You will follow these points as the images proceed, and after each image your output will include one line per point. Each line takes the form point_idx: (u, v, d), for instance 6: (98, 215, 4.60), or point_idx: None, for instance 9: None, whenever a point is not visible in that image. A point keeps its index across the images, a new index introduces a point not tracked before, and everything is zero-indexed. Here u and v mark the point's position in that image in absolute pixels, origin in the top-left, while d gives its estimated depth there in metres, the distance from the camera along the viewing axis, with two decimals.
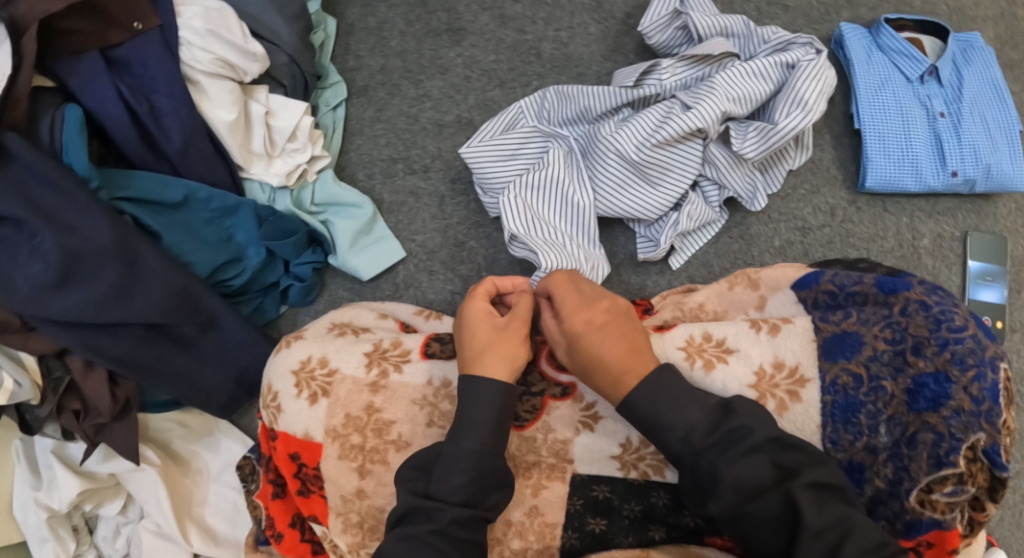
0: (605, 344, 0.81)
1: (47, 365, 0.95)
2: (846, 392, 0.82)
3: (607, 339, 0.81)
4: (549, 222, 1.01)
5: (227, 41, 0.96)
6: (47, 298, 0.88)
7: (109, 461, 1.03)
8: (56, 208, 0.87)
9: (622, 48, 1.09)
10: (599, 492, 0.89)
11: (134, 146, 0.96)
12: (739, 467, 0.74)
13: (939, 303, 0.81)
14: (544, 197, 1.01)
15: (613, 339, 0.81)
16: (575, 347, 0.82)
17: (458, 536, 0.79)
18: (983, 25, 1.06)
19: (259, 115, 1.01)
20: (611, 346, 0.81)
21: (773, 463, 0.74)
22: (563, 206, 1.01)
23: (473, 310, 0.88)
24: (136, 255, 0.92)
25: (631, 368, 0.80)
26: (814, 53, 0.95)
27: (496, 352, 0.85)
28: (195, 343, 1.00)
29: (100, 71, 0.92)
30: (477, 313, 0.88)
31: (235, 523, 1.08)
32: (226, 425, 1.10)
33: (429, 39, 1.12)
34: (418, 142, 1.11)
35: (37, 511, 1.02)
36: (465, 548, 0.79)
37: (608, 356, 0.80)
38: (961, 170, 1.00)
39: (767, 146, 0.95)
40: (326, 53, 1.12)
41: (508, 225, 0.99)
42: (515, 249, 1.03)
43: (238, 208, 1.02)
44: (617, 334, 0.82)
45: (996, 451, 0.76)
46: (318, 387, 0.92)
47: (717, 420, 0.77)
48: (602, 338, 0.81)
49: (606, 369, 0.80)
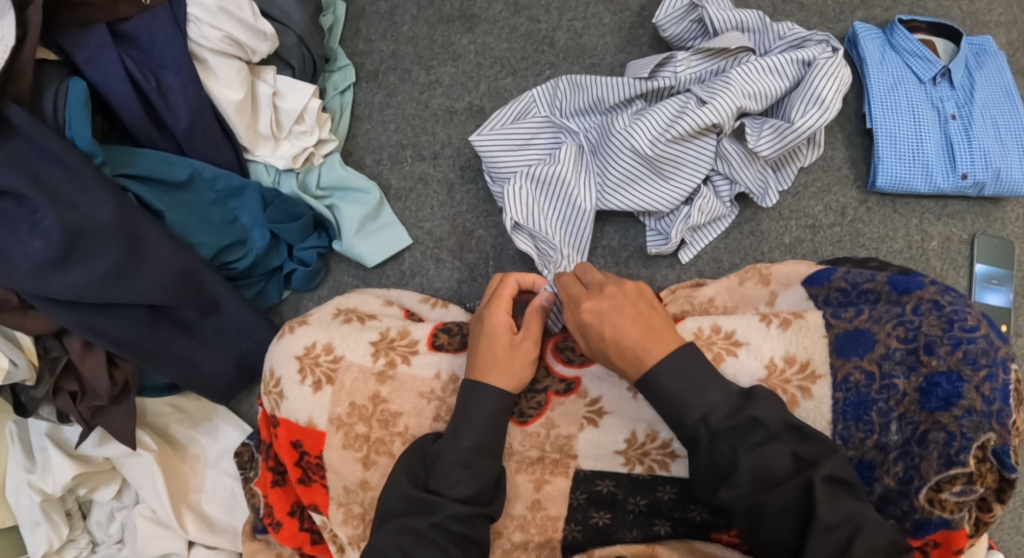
0: (615, 328, 0.80)
1: (43, 345, 0.93)
2: (858, 389, 0.82)
3: (613, 322, 0.80)
4: (550, 217, 1.01)
5: (236, 18, 0.93)
6: (48, 276, 0.86)
7: (105, 445, 1.01)
8: (58, 184, 0.85)
9: (636, 40, 1.09)
10: (604, 487, 0.88)
11: (139, 122, 0.93)
12: (751, 463, 0.73)
13: (952, 303, 0.81)
14: (548, 192, 1.01)
15: (623, 320, 0.80)
16: (591, 328, 0.82)
17: (456, 530, 0.78)
18: (995, 30, 1.07)
19: (267, 95, 0.99)
20: (621, 329, 0.80)
21: (787, 462, 0.74)
22: (566, 205, 1.01)
23: (494, 320, 0.87)
24: (139, 234, 0.90)
25: (651, 346, 0.79)
26: (830, 51, 0.94)
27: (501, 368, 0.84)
28: (197, 326, 0.98)
29: (107, 45, 0.89)
30: (499, 323, 0.87)
31: (232, 510, 1.06)
32: (225, 410, 1.08)
33: (440, 25, 1.11)
34: (428, 129, 1.10)
35: (30, 495, 0.99)
36: (461, 542, 0.79)
37: (620, 339, 0.80)
38: (971, 173, 1.00)
39: (782, 144, 0.94)
40: (335, 36, 1.10)
41: (511, 213, 1.00)
42: (518, 241, 1.02)
43: (243, 189, 1.00)
44: (624, 314, 0.81)
45: (1006, 452, 0.76)
46: (322, 373, 0.91)
47: (732, 412, 0.76)
48: (607, 325, 0.81)
49: (625, 349, 0.80)
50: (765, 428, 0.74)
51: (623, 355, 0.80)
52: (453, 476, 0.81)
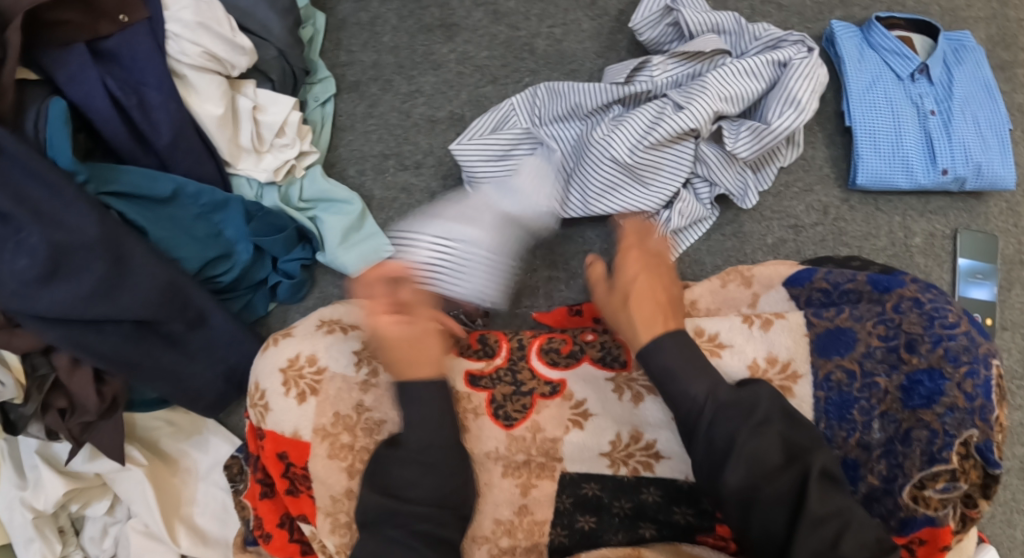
0: (649, 279, 0.83)
1: (31, 362, 0.94)
2: (840, 388, 0.82)
3: (649, 276, 0.84)
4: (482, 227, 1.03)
5: (216, 33, 0.95)
6: (33, 293, 0.86)
7: (94, 461, 1.01)
8: (42, 202, 0.86)
9: (615, 45, 1.09)
10: (589, 490, 0.89)
11: (121, 139, 0.94)
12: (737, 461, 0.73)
13: (932, 300, 0.81)
14: None
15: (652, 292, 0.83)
16: (628, 268, 0.85)
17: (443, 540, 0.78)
18: (974, 26, 1.07)
19: (247, 110, 1.00)
20: (653, 285, 0.83)
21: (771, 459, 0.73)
22: None
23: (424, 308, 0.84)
24: (123, 250, 0.90)
25: (671, 310, 0.81)
26: (806, 51, 0.95)
27: (415, 352, 0.81)
28: (184, 340, 0.99)
29: (87, 63, 0.90)
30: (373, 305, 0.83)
31: (224, 522, 1.06)
32: (215, 423, 1.09)
33: (421, 35, 1.11)
34: (410, 138, 1.11)
35: (22, 512, 1.00)
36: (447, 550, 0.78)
37: (649, 291, 0.82)
38: (952, 168, 1.00)
39: (760, 145, 0.94)
40: (315, 48, 1.10)
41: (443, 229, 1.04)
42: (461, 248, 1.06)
43: (226, 203, 1.01)
44: (659, 276, 0.84)
45: (989, 447, 0.76)
46: (307, 385, 0.91)
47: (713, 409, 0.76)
48: (644, 274, 0.84)
49: (650, 297, 0.82)
50: (756, 414, 0.75)
51: (644, 304, 0.81)
52: (408, 477, 0.78)
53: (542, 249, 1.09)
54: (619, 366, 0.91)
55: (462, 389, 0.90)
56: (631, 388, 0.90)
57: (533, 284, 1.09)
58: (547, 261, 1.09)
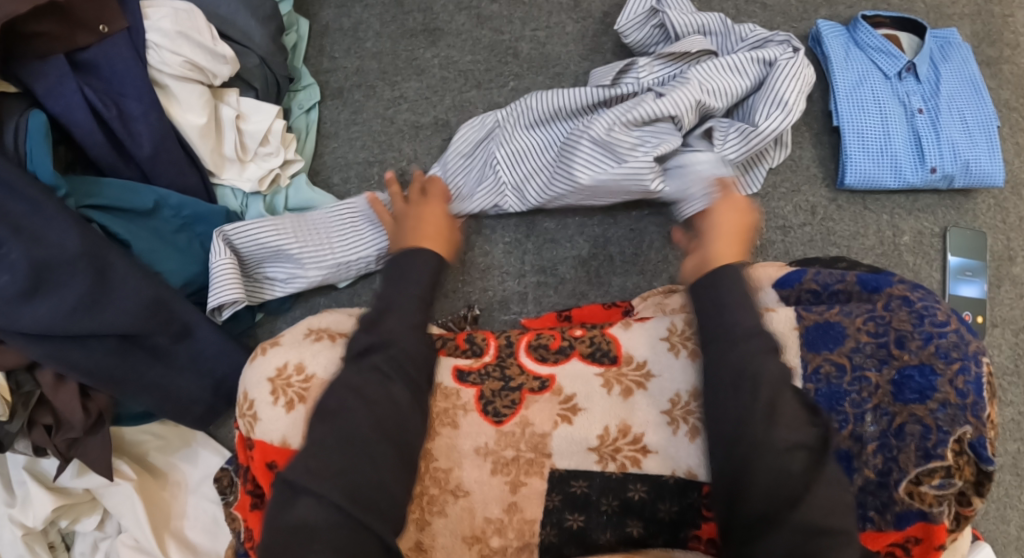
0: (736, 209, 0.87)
1: (15, 380, 0.92)
2: (829, 380, 0.81)
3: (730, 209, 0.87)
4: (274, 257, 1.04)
5: (196, 42, 0.95)
6: (16, 309, 0.86)
7: (83, 476, 1.00)
8: (22, 216, 0.85)
9: (599, 47, 1.09)
10: (578, 487, 0.89)
11: (102, 151, 0.93)
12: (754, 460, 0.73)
13: (922, 299, 0.82)
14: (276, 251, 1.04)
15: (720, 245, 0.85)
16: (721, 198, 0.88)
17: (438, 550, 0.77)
18: (959, 22, 1.07)
19: (230, 118, 1.00)
20: (730, 218, 0.86)
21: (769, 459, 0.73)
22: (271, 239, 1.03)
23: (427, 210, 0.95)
24: (105, 264, 0.90)
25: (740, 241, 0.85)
26: (791, 52, 0.95)
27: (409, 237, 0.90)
28: (169, 353, 0.97)
29: (66, 75, 0.90)
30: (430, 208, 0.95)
31: (214, 535, 1.05)
32: (204, 436, 1.08)
33: (404, 40, 1.11)
34: (394, 145, 1.09)
35: (11, 528, 0.99)
36: None
37: (729, 221, 0.85)
38: (940, 166, 1.00)
39: (748, 147, 0.94)
40: (298, 54, 1.10)
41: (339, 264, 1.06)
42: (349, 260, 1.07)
43: (209, 214, 1.00)
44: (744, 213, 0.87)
45: (982, 444, 0.76)
46: (295, 393, 0.90)
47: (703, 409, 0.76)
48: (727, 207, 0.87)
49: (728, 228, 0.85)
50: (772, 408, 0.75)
51: (723, 231, 0.84)
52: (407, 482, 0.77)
53: (531, 254, 1.09)
54: (608, 361, 0.93)
55: (451, 384, 0.93)
56: (622, 382, 0.91)
57: (521, 291, 1.08)
58: (536, 268, 1.08)
